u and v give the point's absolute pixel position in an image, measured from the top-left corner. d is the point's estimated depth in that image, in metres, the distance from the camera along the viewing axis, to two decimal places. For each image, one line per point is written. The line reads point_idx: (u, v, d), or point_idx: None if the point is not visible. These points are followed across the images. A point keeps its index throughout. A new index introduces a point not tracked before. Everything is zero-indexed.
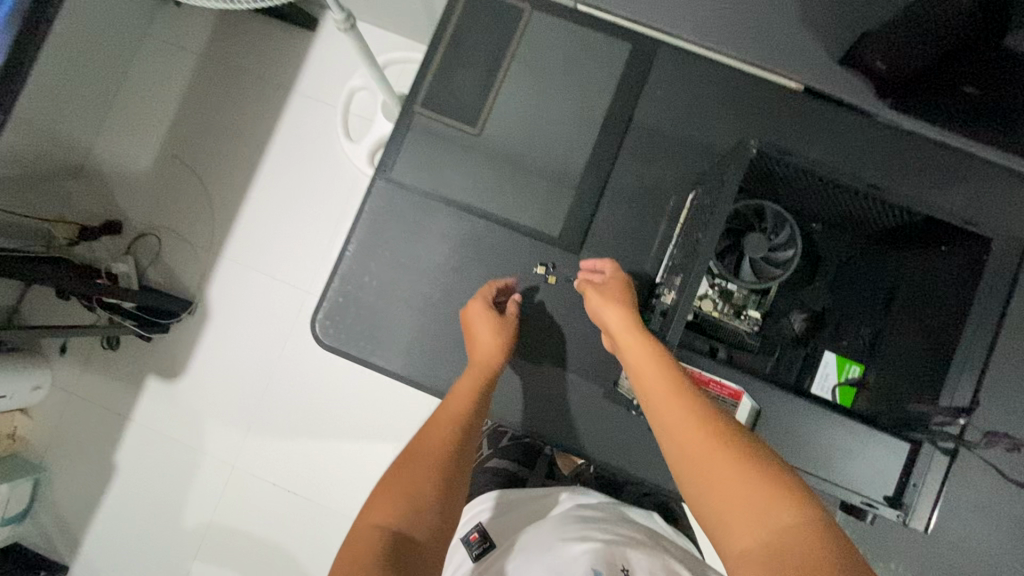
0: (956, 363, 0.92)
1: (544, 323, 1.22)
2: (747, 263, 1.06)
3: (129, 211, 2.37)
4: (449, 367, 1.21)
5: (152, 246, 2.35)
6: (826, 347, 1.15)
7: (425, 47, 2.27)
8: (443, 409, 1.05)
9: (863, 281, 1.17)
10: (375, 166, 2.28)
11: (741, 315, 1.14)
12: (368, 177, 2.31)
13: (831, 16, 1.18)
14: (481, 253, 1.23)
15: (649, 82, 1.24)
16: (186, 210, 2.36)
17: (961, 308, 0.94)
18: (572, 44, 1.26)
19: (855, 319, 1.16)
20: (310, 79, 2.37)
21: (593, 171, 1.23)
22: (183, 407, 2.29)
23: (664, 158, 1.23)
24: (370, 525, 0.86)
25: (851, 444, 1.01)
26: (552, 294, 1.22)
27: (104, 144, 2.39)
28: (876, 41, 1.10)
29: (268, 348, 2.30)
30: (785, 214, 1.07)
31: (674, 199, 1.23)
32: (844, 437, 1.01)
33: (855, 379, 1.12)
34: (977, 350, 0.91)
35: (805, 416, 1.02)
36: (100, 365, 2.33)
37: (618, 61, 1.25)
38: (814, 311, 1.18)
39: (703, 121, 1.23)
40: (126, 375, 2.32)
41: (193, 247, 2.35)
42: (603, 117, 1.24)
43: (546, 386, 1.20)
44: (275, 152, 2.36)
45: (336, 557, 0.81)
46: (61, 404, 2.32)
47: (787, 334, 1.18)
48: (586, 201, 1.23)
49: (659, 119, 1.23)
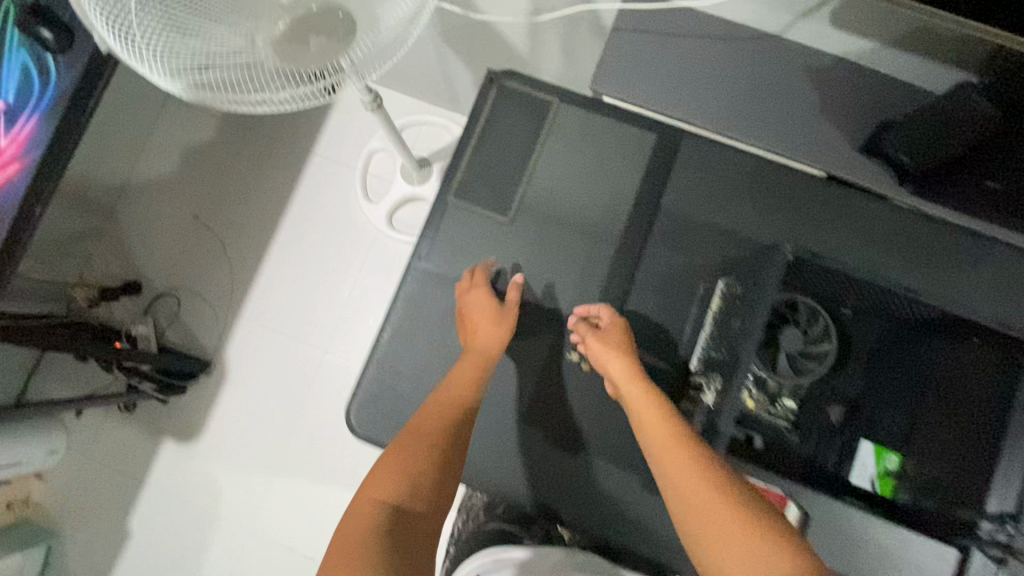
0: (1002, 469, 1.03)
1: (579, 410, 1.23)
2: (784, 357, 1.09)
3: (149, 272, 2.39)
4: (484, 456, 1.22)
5: (172, 306, 2.36)
6: (861, 436, 1.15)
7: (441, 110, 2.33)
8: (443, 392, 1.12)
9: (892, 369, 1.19)
10: (394, 226, 2.32)
11: (775, 404, 1.15)
12: (386, 236, 2.34)
13: (852, 109, 1.22)
14: (515, 340, 1.25)
15: (675, 171, 1.28)
16: (206, 271, 2.38)
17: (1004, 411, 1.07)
18: (599, 134, 1.30)
19: (889, 407, 1.17)
20: (329, 141, 2.41)
21: (623, 258, 1.26)
22: (199, 470, 2.27)
23: (692, 244, 1.25)
24: (370, 520, 0.92)
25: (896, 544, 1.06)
26: (586, 380, 1.23)
27: (126, 205, 2.42)
28: (902, 133, 1.12)
29: (287, 410, 2.28)
30: (818, 307, 1.09)
31: (705, 284, 1.24)
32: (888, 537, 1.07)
33: (893, 469, 1.12)
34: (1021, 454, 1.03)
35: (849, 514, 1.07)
36: (117, 428, 2.31)
37: (644, 150, 1.28)
38: (848, 398, 1.19)
39: (730, 207, 1.26)
40: (142, 437, 2.31)
41: (213, 307, 2.36)
42: (631, 205, 1.27)
43: (582, 474, 1.21)
44: (294, 212, 2.38)
45: (339, 533, 0.90)
46: (76, 468, 2.30)
47: (822, 422, 1.18)
48: (616, 287, 1.25)
49: (686, 207, 1.26)
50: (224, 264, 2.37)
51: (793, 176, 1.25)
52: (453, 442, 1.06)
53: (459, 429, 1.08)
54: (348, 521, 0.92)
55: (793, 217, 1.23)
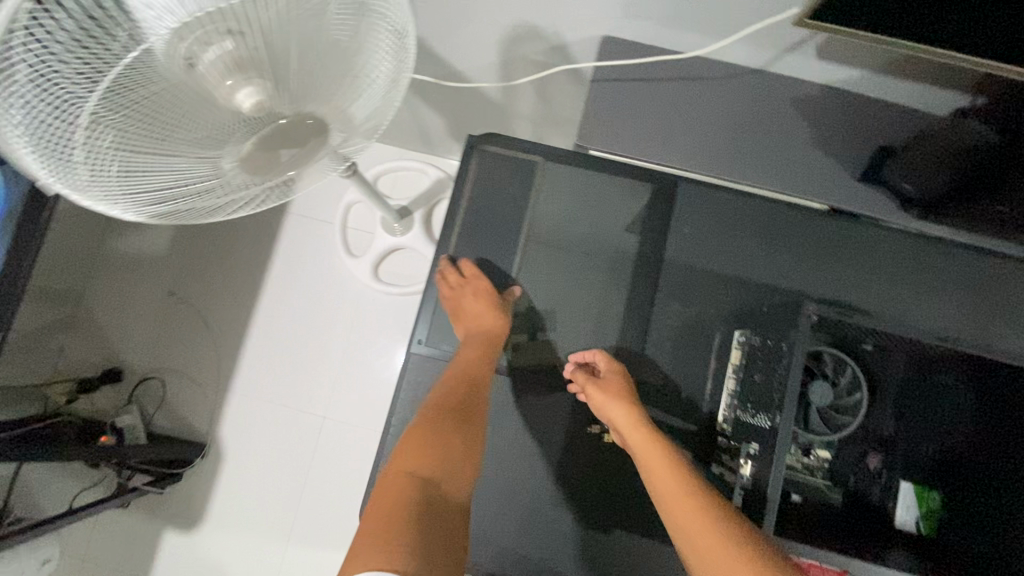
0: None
1: (609, 484, 1.16)
2: (815, 413, 1.03)
3: (126, 358, 2.22)
4: (517, 549, 1.14)
5: (157, 390, 2.19)
6: (900, 476, 1.12)
7: (416, 153, 2.23)
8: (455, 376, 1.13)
9: (923, 403, 1.14)
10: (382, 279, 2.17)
11: (810, 455, 1.09)
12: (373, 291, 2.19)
13: (846, 140, 1.19)
14: (533, 418, 1.18)
15: (675, 220, 1.23)
16: (188, 349, 2.22)
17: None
18: (592, 191, 1.25)
19: (922, 441, 1.14)
20: (303, 198, 2.28)
21: (633, 318, 1.21)
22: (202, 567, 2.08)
23: (702, 295, 1.21)
24: (388, 499, 0.96)
25: None
26: (612, 452, 1.18)
27: (94, 290, 2.26)
28: (901, 165, 1.10)
29: (288, 491, 2.10)
30: (843, 357, 1.06)
31: (721, 335, 1.19)
32: None
33: (935, 507, 1.10)
34: None
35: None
36: (104, 533, 2.10)
37: (640, 202, 1.24)
38: (882, 440, 1.14)
39: (736, 252, 1.22)
40: (134, 540, 2.10)
41: (199, 387, 2.19)
42: (633, 261, 1.23)
43: (622, 554, 1.14)
44: (273, 276, 2.23)
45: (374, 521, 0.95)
46: None
47: (859, 467, 1.13)
48: (630, 349, 1.20)
49: (691, 257, 1.22)
50: (205, 338, 2.21)
51: (796, 212, 1.21)
52: (463, 430, 1.05)
53: (473, 424, 1.08)
54: (384, 496, 0.96)
55: (800, 254, 1.20)
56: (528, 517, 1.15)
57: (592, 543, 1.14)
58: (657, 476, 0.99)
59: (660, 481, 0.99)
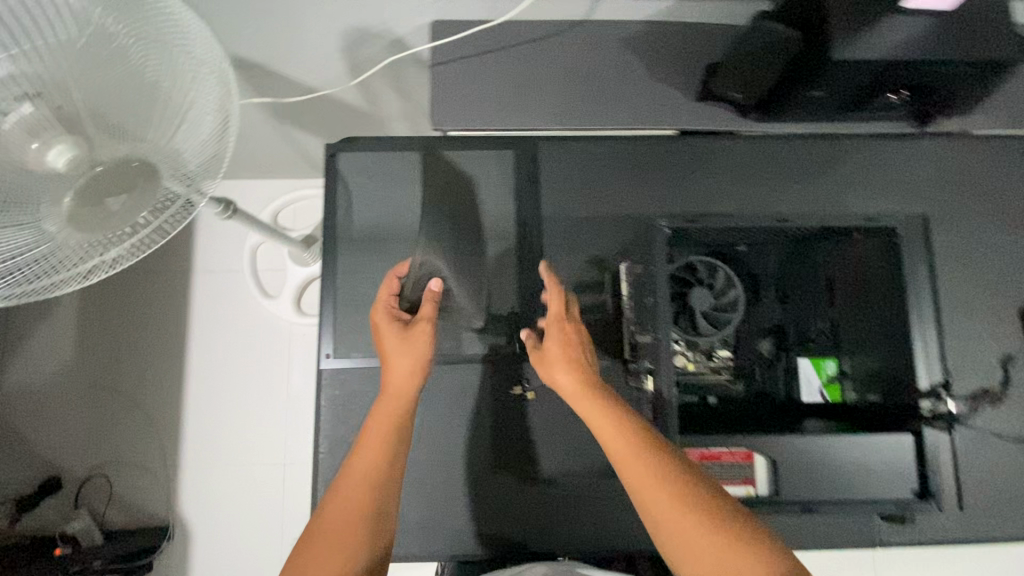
0: (913, 346, 1.09)
1: (547, 441, 1.20)
2: (702, 318, 1.11)
3: (50, 463, 1.96)
4: (475, 525, 1.16)
5: (103, 484, 1.96)
6: (797, 355, 1.20)
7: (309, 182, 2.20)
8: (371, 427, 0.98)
9: (801, 284, 1.23)
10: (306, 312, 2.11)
11: (712, 357, 1.16)
12: (300, 326, 2.13)
13: (679, 66, 1.26)
14: (459, 399, 1.21)
15: (543, 179, 1.28)
16: (118, 436, 2.00)
17: (896, 296, 1.11)
18: (460, 171, 1.30)
19: (808, 318, 1.22)
20: (208, 253, 2.16)
21: (528, 280, 1.26)
22: None
23: (586, 242, 1.26)
24: None
25: (876, 457, 1.05)
26: (541, 410, 1.21)
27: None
28: (726, 78, 1.18)
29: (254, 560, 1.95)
30: (715, 261, 1.14)
31: (611, 273, 1.25)
32: (862, 453, 1.05)
33: (834, 373, 1.18)
34: (923, 318, 1.11)
35: (824, 444, 1.06)
36: None
37: (508, 171, 1.29)
38: (772, 327, 1.23)
39: (607, 194, 1.28)
40: None
41: (141, 471, 1.99)
42: (515, 227, 1.28)
43: (574, 502, 1.17)
44: (194, 340, 2.10)
45: None
46: None
47: (758, 357, 1.21)
48: (533, 309, 1.25)
49: (566, 209, 1.27)
50: (134, 422, 2.01)
51: (651, 143, 1.29)
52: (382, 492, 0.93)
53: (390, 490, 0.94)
54: None
55: (662, 180, 1.28)
56: (476, 493, 1.17)
57: (544, 499, 1.17)
58: (638, 486, 0.85)
59: (614, 444, 0.88)
